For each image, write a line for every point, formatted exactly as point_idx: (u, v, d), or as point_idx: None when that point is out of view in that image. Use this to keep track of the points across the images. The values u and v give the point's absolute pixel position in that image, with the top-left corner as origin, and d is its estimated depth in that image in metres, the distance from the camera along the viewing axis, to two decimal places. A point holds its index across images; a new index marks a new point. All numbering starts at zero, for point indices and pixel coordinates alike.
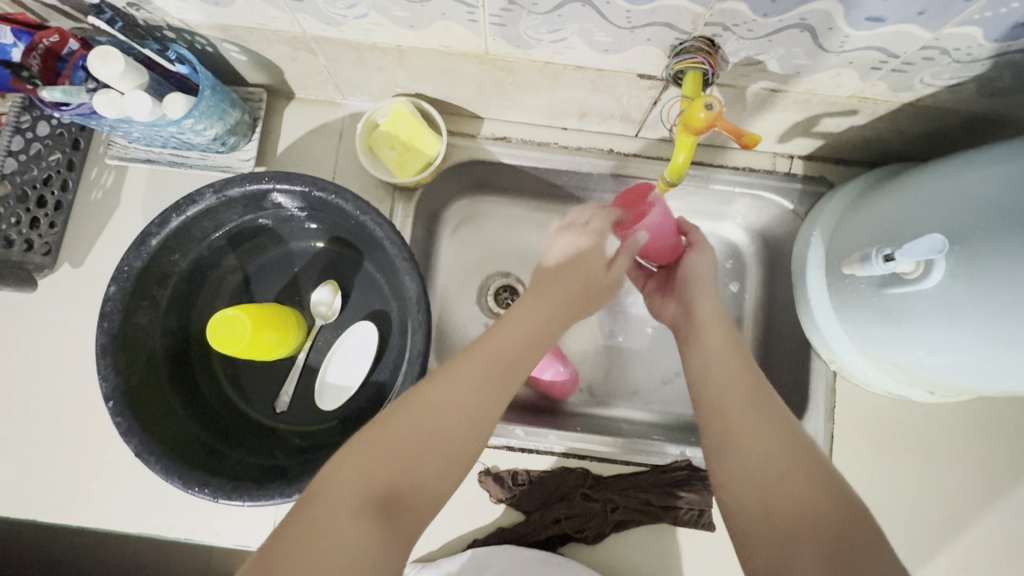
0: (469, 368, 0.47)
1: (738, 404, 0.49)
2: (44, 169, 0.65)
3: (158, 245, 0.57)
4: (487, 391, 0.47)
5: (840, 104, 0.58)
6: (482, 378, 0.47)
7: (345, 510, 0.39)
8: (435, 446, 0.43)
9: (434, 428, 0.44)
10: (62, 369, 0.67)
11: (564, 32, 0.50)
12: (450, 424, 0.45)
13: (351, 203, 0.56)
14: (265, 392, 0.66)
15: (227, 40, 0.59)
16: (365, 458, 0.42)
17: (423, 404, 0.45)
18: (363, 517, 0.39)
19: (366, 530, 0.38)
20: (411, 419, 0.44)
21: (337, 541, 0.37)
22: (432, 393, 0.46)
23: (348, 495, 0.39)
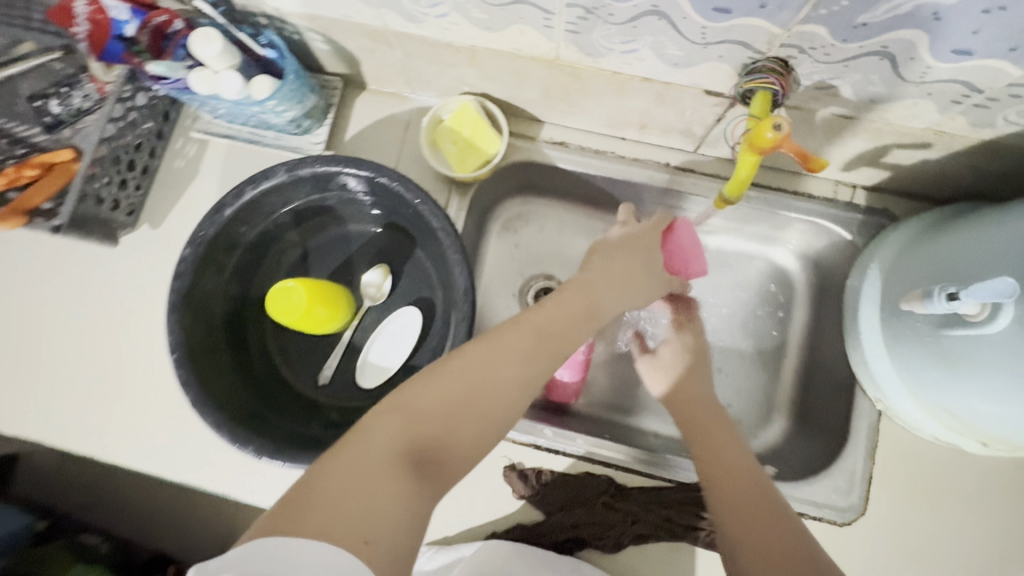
0: (476, 376, 0.45)
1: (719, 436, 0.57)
2: (136, 137, 0.70)
3: (230, 215, 0.61)
4: (510, 386, 0.46)
5: (913, 136, 0.56)
6: (511, 377, 0.47)
7: (376, 469, 0.39)
8: (450, 438, 0.43)
9: (455, 412, 0.44)
10: (131, 318, 0.72)
11: (636, 44, 0.51)
12: (460, 419, 0.44)
13: (412, 193, 0.59)
14: (311, 367, 0.69)
15: (314, 29, 0.63)
16: (391, 432, 0.41)
17: (433, 395, 0.44)
18: (393, 480, 0.39)
19: (398, 492, 0.39)
20: (438, 403, 0.44)
21: (374, 497, 0.37)
22: (472, 363, 0.46)
23: (377, 457, 0.39)
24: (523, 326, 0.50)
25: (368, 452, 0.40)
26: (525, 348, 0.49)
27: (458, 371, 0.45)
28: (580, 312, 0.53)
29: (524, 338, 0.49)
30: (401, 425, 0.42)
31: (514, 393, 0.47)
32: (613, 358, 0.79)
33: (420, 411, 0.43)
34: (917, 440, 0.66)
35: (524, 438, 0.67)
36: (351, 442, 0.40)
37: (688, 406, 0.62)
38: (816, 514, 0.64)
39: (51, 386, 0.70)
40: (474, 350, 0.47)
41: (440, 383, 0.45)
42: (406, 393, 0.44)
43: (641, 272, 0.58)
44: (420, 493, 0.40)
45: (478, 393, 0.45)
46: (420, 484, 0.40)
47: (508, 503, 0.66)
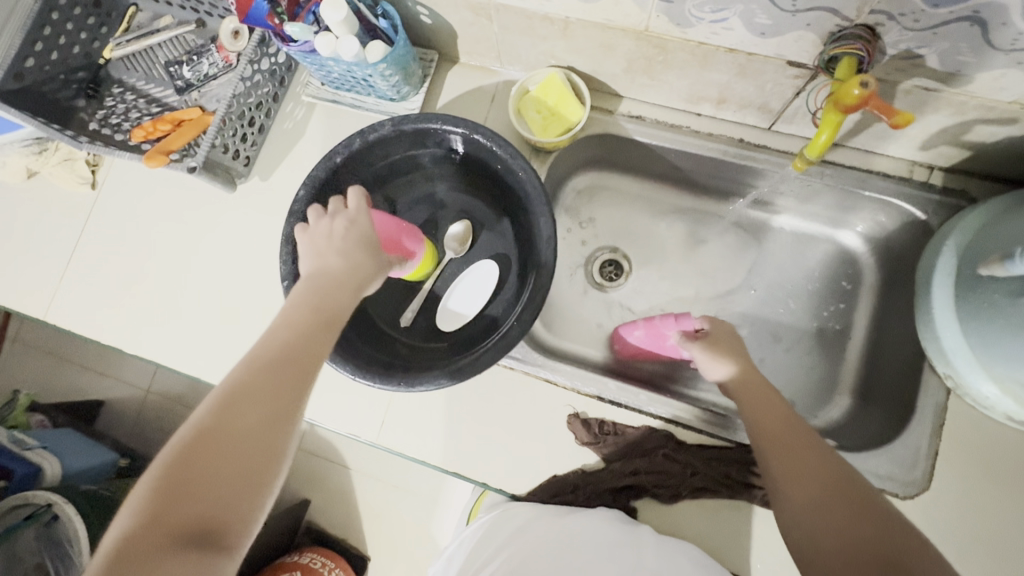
0: (252, 364, 0.47)
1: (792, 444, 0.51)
2: (257, 97, 0.79)
3: (341, 162, 0.68)
4: (275, 338, 0.49)
5: (999, 110, 0.57)
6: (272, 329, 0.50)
7: (185, 445, 0.42)
8: (247, 426, 0.44)
9: (257, 360, 0.48)
10: (239, 258, 0.80)
11: (727, 12, 0.55)
12: (274, 413, 0.45)
13: (505, 148, 0.65)
14: (392, 311, 0.75)
15: (423, 2, 0.70)
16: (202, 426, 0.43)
17: (237, 383, 0.45)
18: (189, 449, 0.42)
19: (183, 450, 0.42)
20: (257, 362, 0.47)
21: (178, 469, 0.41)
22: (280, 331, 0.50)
23: (217, 414, 0.44)
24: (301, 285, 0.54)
25: (197, 423, 0.43)
26: (335, 303, 0.53)
27: (254, 373, 0.46)
28: (338, 274, 0.55)
29: (351, 302, 0.55)
30: (210, 418, 0.43)
31: (292, 358, 0.48)
32: None
33: (227, 406, 0.44)
34: (988, 422, 0.66)
35: (588, 389, 0.71)
36: (209, 407, 0.44)
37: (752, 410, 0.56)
38: (878, 485, 0.64)
39: (169, 313, 0.79)
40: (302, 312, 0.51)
41: (256, 378, 0.46)
42: (216, 390, 0.45)
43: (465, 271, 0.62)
44: (205, 455, 0.42)
45: (271, 347, 0.49)
46: (244, 486, 0.42)
47: (569, 449, 0.70)
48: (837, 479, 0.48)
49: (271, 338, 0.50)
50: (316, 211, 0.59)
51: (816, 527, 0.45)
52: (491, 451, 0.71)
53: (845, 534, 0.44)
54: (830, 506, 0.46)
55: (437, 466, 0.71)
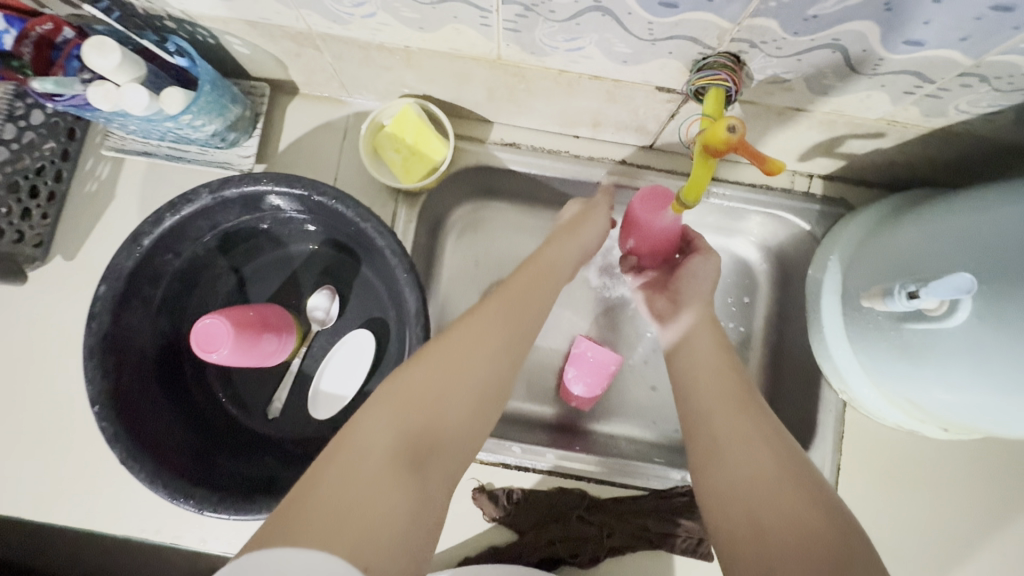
0: (443, 366, 0.45)
1: (723, 411, 0.48)
2: (37, 159, 0.62)
3: (150, 245, 0.55)
4: (383, 416, 0.42)
5: (867, 126, 0.55)
6: (451, 363, 0.46)
7: (356, 477, 0.38)
8: (446, 423, 0.44)
9: (416, 388, 0.44)
10: (50, 361, 0.65)
11: (582, 41, 0.48)
12: (460, 421, 0.45)
13: (351, 210, 0.54)
14: (253, 404, 0.64)
15: (228, 32, 0.57)
16: (390, 422, 0.42)
17: (442, 382, 0.45)
18: (379, 479, 0.38)
19: (384, 490, 0.38)
20: (430, 390, 0.44)
21: (363, 501, 0.37)
22: (456, 355, 0.47)
23: (381, 452, 0.40)
24: (474, 315, 0.50)
25: (367, 453, 0.39)
26: (493, 332, 0.49)
27: (406, 393, 0.43)
28: (489, 315, 0.50)
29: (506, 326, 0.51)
30: (398, 413, 0.42)
31: (502, 368, 0.49)
32: None
33: (405, 406, 0.42)
34: (882, 428, 0.67)
35: (491, 458, 0.65)
36: (345, 444, 0.40)
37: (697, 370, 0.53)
38: None
39: None
40: (472, 331, 0.49)
41: (407, 396, 0.43)
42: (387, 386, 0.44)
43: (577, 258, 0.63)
44: (397, 490, 0.38)
45: (456, 382, 0.45)
46: (416, 520, 0.38)
47: (478, 527, 0.63)
48: (782, 457, 0.43)
49: (445, 351, 0.47)
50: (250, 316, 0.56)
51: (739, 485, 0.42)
52: None
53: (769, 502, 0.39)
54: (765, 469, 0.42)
55: None
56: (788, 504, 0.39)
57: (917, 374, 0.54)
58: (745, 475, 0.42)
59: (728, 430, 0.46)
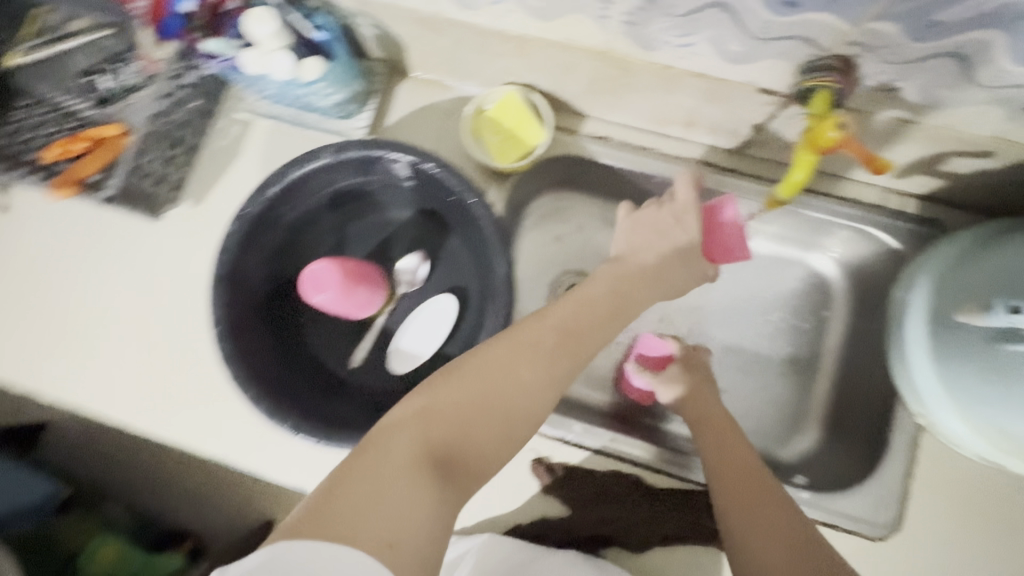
0: (490, 366, 0.46)
1: (763, 518, 0.53)
2: (185, 114, 0.70)
3: (275, 195, 0.61)
4: (474, 404, 0.44)
5: (975, 143, 0.54)
6: (519, 359, 0.47)
7: (399, 475, 0.39)
8: (472, 443, 0.44)
9: (500, 394, 0.45)
10: (169, 292, 0.73)
11: (694, 38, 0.51)
12: (495, 454, 0.45)
13: (457, 181, 0.59)
14: (337, 351, 0.69)
15: (363, 13, 0.63)
16: (419, 434, 0.42)
17: (501, 369, 0.46)
18: (411, 482, 0.39)
19: (415, 492, 0.39)
20: (472, 379, 0.45)
21: (378, 492, 0.38)
22: (500, 355, 0.47)
23: (403, 457, 0.40)
24: (537, 318, 0.50)
25: (387, 458, 0.40)
26: (554, 323, 0.50)
27: (455, 378, 0.46)
28: (564, 314, 0.51)
29: (576, 310, 0.52)
30: (422, 449, 0.42)
31: (538, 407, 0.47)
32: None
33: (438, 432, 0.43)
34: (958, 457, 0.64)
35: (552, 433, 0.67)
36: (369, 450, 0.41)
37: (742, 499, 0.54)
38: (849, 527, 0.63)
39: (94, 356, 0.72)
40: (538, 328, 0.49)
41: (451, 387, 0.45)
42: (384, 439, 0.42)
43: (579, 306, 0.52)
44: (435, 493, 0.40)
45: (502, 379, 0.46)
46: (432, 507, 0.39)
47: (533, 496, 0.66)
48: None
49: (517, 334, 0.49)
50: (359, 269, 0.63)
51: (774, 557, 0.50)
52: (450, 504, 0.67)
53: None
54: (782, 545, 0.51)
55: None
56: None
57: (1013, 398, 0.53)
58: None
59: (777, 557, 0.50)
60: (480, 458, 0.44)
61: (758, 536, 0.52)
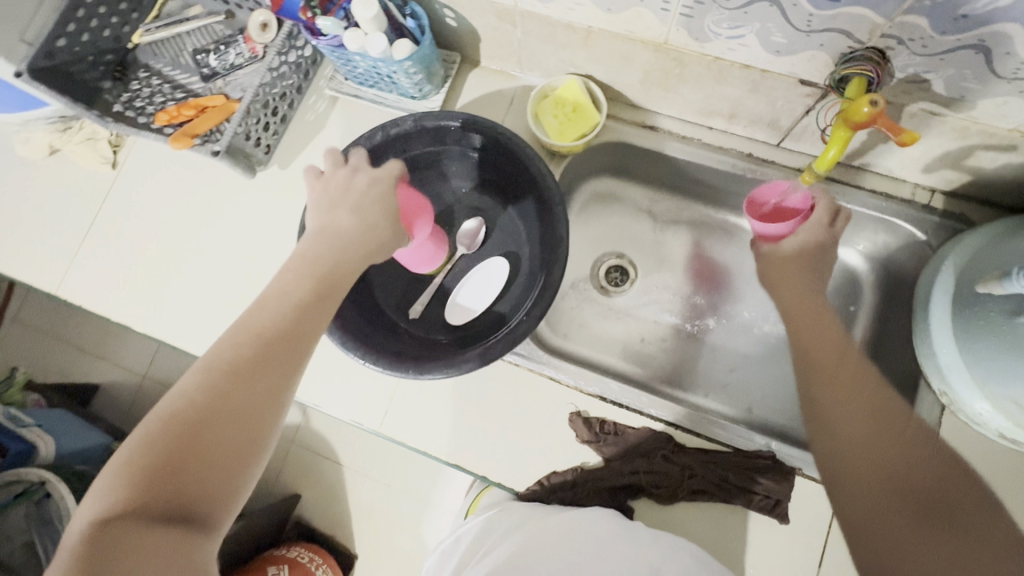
0: (199, 379, 0.44)
1: (834, 370, 0.64)
2: (282, 88, 0.81)
3: (362, 155, 0.70)
4: (184, 401, 0.42)
5: (1000, 137, 0.60)
6: (226, 364, 0.44)
7: (100, 524, 0.37)
8: (214, 468, 0.41)
9: (195, 390, 0.43)
10: (254, 244, 0.82)
11: (744, 30, 0.58)
12: (205, 420, 0.42)
13: (523, 150, 0.67)
14: (400, 301, 0.76)
15: (448, 5, 0.73)
16: (122, 464, 0.40)
17: (193, 376, 0.44)
18: (129, 522, 0.37)
19: (152, 539, 0.37)
20: (206, 382, 0.43)
21: (116, 551, 0.36)
22: (207, 364, 0.44)
23: (110, 500, 0.38)
24: (254, 311, 0.48)
25: (92, 516, 0.38)
26: (241, 340, 0.46)
27: (184, 402, 0.42)
28: (292, 310, 0.48)
29: (281, 305, 0.48)
30: (135, 478, 0.39)
31: (267, 393, 0.45)
32: (675, 334, 0.85)
33: (148, 454, 0.40)
34: (979, 439, 0.67)
35: (590, 389, 0.73)
36: (127, 466, 0.39)
37: (811, 348, 0.69)
38: None
39: (184, 296, 0.81)
40: (245, 315, 0.48)
41: (180, 408, 0.42)
42: (112, 520, 0.37)
43: (357, 225, 0.54)
44: (168, 541, 0.37)
45: (220, 360, 0.44)
46: (183, 548, 0.37)
47: (569, 445, 0.71)
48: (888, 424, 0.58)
49: (219, 355, 0.45)
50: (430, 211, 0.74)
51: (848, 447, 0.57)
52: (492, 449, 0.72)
53: (873, 448, 0.55)
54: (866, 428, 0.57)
55: (439, 457, 0.72)
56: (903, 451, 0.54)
57: None
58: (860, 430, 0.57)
59: (838, 391, 0.62)
60: (213, 504, 0.41)
61: (835, 392, 0.62)
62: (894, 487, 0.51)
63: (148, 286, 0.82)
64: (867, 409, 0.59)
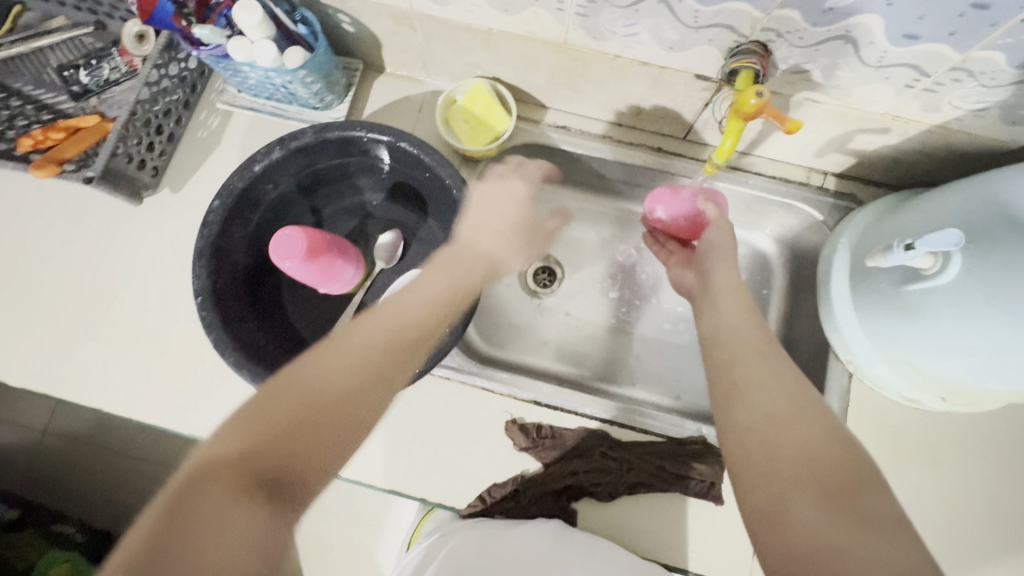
0: (320, 372, 0.47)
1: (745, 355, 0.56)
2: (166, 104, 0.74)
3: (258, 172, 0.65)
4: (332, 388, 0.46)
5: (874, 120, 0.64)
6: (349, 357, 0.49)
7: (211, 493, 0.37)
8: (305, 450, 0.42)
9: (325, 377, 0.46)
10: (147, 276, 0.75)
11: (638, 28, 0.59)
12: (340, 406, 0.46)
13: (431, 156, 0.65)
14: (319, 324, 0.72)
15: (342, 10, 0.69)
16: (244, 430, 0.42)
17: (323, 363, 0.47)
18: (232, 502, 0.37)
19: (239, 513, 0.37)
20: (315, 373, 0.47)
21: (207, 524, 0.36)
22: (340, 353, 0.49)
23: (226, 466, 0.39)
24: (393, 317, 0.54)
25: (204, 477, 0.38)
26: (371, 338, 0.51)
27: (301, 391, 0.45)
28: (422, 309, 0.57)
29: (419, 313, 0.56)
30: (254, 441, 0.41)
31: (378, 388, 0.48)
32: (605, 330, 0.86)
33: (276, 420, 0.43)
34: (884, 401, 0.72)
35: (524, 395, 0.72)
36: (233, 427, 0.42)
37: (723, 327, 0.60)
38: None
39: (67, 341, 0.72)
40: (379, 322, 0.53)
41: (300, 390, 0.45)
42: (210, 474, 0.38)
43: (470, 272, 0.63)
44: (263, 518, 0.38)
45: (358, 351, 0.50)
46: (264, 518, 0.38)
47: (508, 455, 0.70)
48: (812, 423, 0.47)
49: (343, 349, 0.49)
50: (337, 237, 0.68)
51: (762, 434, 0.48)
52: (428, 469, 0.69)
53: (783, 427, 0.47)
54: (766, 398, 0.50)
55: (375, 486, 0.69)
56: (811, 440, 0.45)
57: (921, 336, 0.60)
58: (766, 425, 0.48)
59: (743, 386, 0.52)
60: (303, 479, 0.42)
61: (733, 359, 0.56)
62: (798, 460, 0.44)
63: (21, 334, 0.73)
64: (795, 414, 0.48)
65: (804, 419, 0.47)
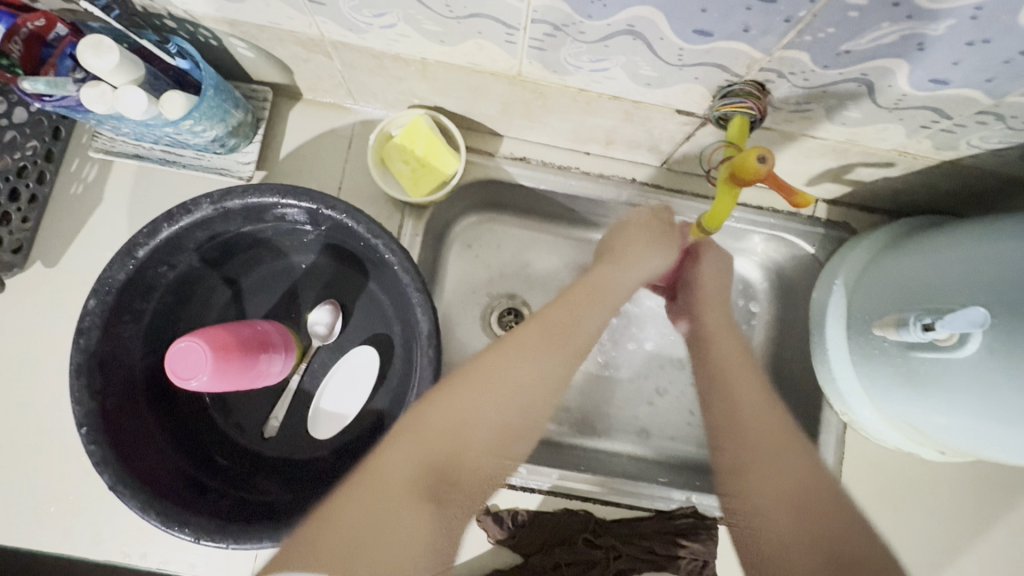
0: (507, 399, 0.51)
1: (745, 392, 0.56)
2: (18, 159, 0.58)
3: (144, 257, 0.51)
4: (495, 418, 0.50)
5: (879, 155, 0.56)
6: (510, 384, 0.52)
7: (394, 495, 0.44)
8: (467, 463, 0.48)
9: (487, 402, 0.50)
10: (28, 373, 0.61)
11: (607, 63, 0.47)
12: (492, 439, 0.50)
13: (362, 226, 0.52)
14: (252, 416, 0.62)
15: (233, 35, 0.54)
16: (414, 454, 0.46)
17: (487, 394, 0.50)
18: (411, 503, 0.44)
19: (416, 514, 0.44)
20: (477, 395, 0.50)
21: (387, 523, 0.42)
22: (495, 380, 0.51)
23: (401, 480, 0.45)
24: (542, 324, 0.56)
25: (385, 473, 0.45)
26: (535, 364, 0.54)
27: (481, 415, 0.49)
28: (581, 327, 0.58)
29: (572, 328, 0.58)
30: (420, 470, 0.45)
31: (524, 419, 0.53)
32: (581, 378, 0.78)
33: (434, 446, 0.46)
34: (879, 447, 0.68)
35: None
36: (419, 435, 0.47)
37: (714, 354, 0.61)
38: None
39: None
40: (534, 348, 0.55)
41: (475, 417, 0.49)
42: (386, 468, 0.45)
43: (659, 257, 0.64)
44: (435, 516, 0.45)
45: (513, 376, 0.52)
46: (431, 511, 0.45)
47: (483, 548, 0.62)
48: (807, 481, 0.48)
49: (520, 380, 0.52)
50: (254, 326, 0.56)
51: (770, 495, 0.47)
52: None
53: (781, 488, 0.47)
54: (764, 447, 0.51)
55: None
56: (817, 512, 0.45)
57: (924, 401, 0.54)
58: (772, 478, 0.48)
59: (746, 431, 0.52)
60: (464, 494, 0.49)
61: (732, 390, 0.56)
62: (806, 514, 0.45)
63: None
64: (793, 461, 0.49)
65: (798, 475, 0.48)
